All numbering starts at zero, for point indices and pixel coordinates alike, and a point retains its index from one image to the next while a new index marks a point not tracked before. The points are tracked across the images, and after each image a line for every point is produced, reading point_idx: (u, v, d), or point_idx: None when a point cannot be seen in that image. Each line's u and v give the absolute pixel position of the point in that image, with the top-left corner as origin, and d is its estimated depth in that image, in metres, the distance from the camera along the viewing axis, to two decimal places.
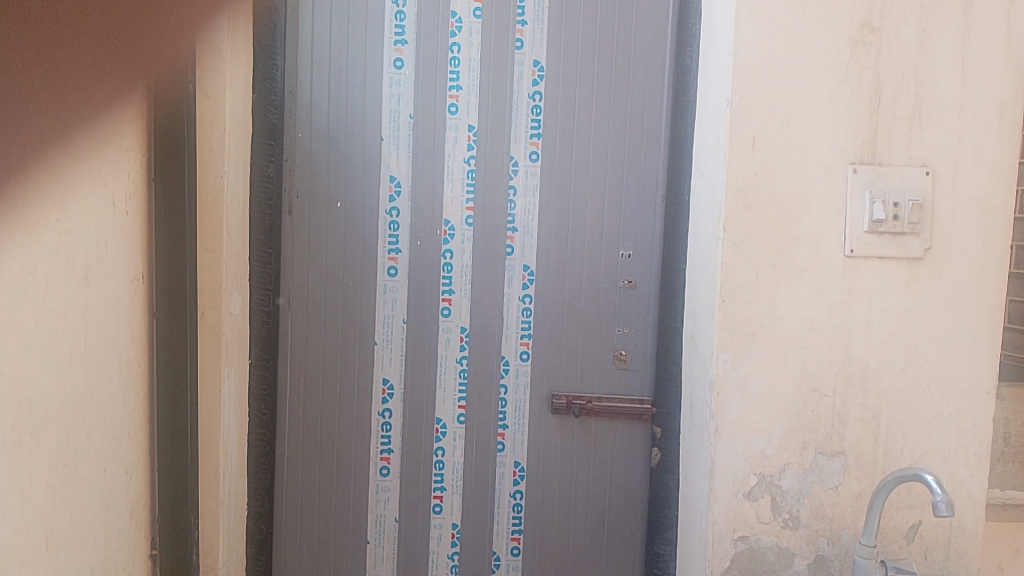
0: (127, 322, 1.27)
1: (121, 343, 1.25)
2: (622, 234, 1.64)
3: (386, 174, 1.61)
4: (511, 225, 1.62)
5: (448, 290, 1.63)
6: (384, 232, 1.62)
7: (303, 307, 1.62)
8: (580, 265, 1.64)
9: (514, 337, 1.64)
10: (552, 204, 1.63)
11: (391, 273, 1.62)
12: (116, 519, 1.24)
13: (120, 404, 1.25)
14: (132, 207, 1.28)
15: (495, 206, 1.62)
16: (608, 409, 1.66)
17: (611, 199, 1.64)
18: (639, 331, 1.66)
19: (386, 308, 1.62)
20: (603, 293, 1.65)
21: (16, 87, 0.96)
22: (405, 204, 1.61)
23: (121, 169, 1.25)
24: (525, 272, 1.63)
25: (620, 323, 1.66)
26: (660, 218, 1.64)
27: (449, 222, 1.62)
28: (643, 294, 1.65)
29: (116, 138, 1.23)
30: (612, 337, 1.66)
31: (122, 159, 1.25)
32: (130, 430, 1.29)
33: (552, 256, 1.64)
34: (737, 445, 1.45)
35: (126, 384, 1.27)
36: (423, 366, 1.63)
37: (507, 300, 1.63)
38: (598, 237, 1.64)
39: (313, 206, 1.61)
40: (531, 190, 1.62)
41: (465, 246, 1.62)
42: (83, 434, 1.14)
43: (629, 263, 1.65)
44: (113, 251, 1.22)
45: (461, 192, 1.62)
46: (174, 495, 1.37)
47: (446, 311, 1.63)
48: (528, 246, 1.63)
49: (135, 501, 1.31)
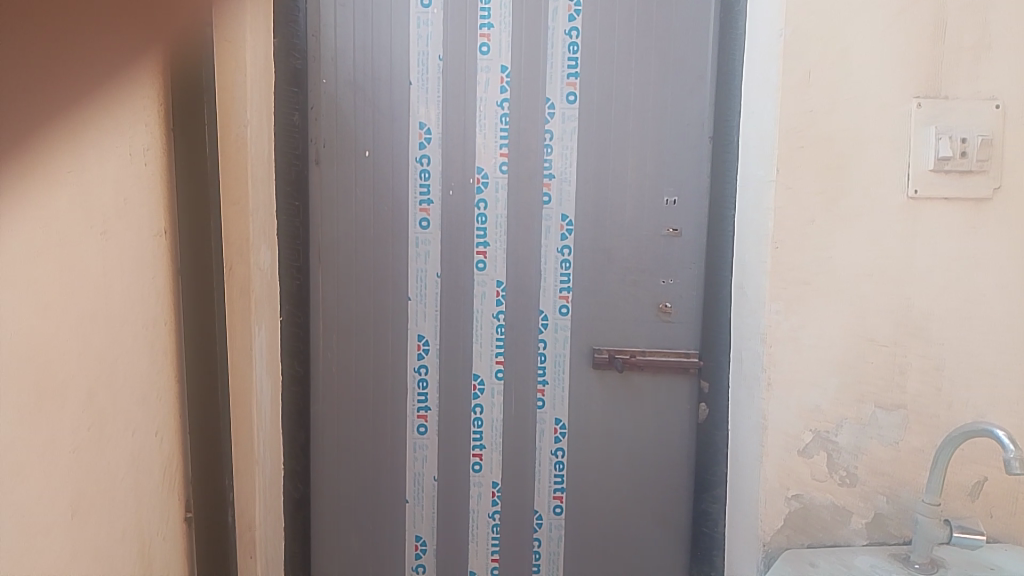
0: (153, 280, 1.22)
1: (144, 301, 1.20)
2: (665, 179, 1.55)
3: (415, 120, 1.53)
4: (547, 172, 1.55)
5: (483, 242, 1.56)
6: (415, 182, 1.55)
7: (333, 262, 1.57)
8: (620, 213, 1.56)
9: (552, 290, 1.57)
10: (590, 149, 1.54)
11: (423, 225, 1.56)
12: (147, 482, 1.21)
13: (147, 365, 1.21)
14: (152, 158, 1.22)
15: (530, 152, 1.54)
16: (652, 363, 1.59)
17: (653, 143, 1.55)
18: (683, 282, 1.58)
19: (419, 261, 1.56)
20: (646, 243, 1.57)
21: (24, 21, 0.90)
22: (436, 152, 1.54)
23: (139, 117, 1.18)
24: (563, 222, 1.56)
25: (663, 273, 1.58)
26: (706, 162, 1.55)
27: (482, 170, 1.54)
28: (688, 243, 1.57)
29: (137, 87, 1.17)
30: (655, 289, 1.58)
31: (143, 110, 1.19)
32: (160, 391, 1.24)
33: (592, 204, 1.56)
34: (789, 399, 1.38)
35: (152, 344, 1.22)
36: (459, 322, 1.58)
37: (544, 251, 1.56)
38: (640, 184, 1.56)
39: (341, 156, 1.55)
40: (568, 134, 1.54)
41: (499, 196, 1.55)
42: (109, 397, 1.10)
43: (673, 210, 1.56)
44: (135, 206, 1.17)
45: (494, 138, 1.54)
46: (207, 457, 1.32)
47: (481, 264, 1.56)
48: (566, 194, 1.55)
49: (167, 464, 1.27)
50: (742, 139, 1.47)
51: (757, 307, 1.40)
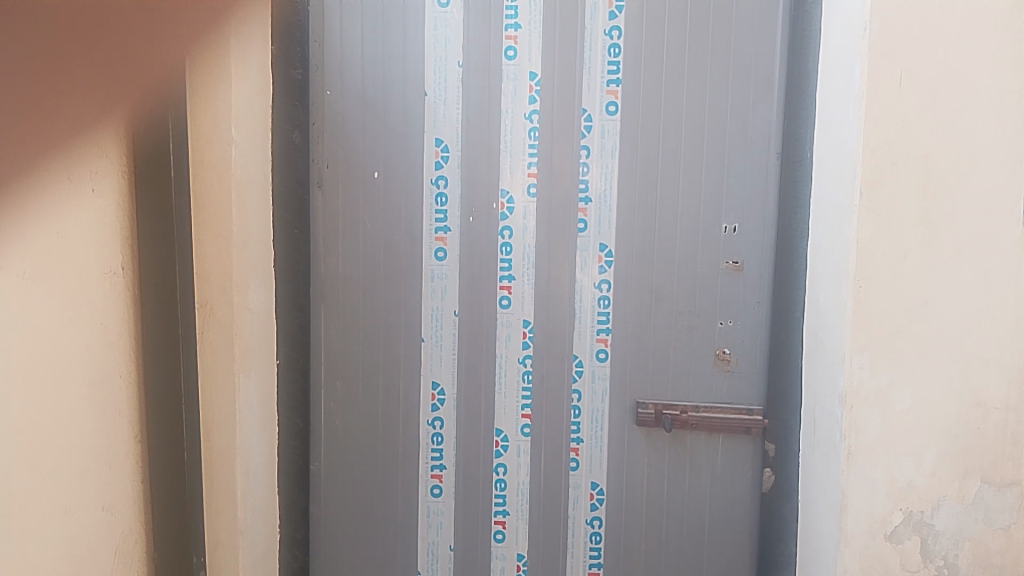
0: (111, 320, 1.01)
1: (90, 351, 0.97)
2: (724, 204, 1.32)
3: (431, 135, 1.33)
4: (583, 194, 1.32)
5: (508, 276, 1.34)
6: (430, 205, 1.34)
7: (337, 298, 1.37)
8: (670, 243, 1.33)
9: (588, 333, 1.35)
10: (634, 168, 1.32)
11: (438, 256, 1.35)
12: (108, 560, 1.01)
13: (96, 427, 0.98)
14: (102, 175, 0.98)
15: (563, 172, 1.32)
16: (707, 422, 1.35)
17: (710, 162, 1.31)
18: (746, 325, 1.34)
19: (433, 297, 1.36)
20: (701, 279, 1.33)
21: None
22: (454, 172, 1.33)
23: (81, 126, 0.94)
24: (602, 253, 1.34)
25: (721, 314, 1.34)
26: (773, 184, 1.31)
27: (507, 193, 1.33)
28: (751, 280, 1.33)
29: (83, 90, 0.95)
30: (711, 332, 1.34)
31: (96, 110, 0.97)
32: (117, 457, 1.02)
33: (636, 232, 1.33)
34: (877, 475, 1.11)
35: (104, 402, 0.99)
36: (480, 368, 1.36)
37: (579, 287, 1.34)
38: (694, 209, 1.32)
39: (346, 177, 1.35)
40: (608, 151, 1.32)
41: (527, 222, 1.33)
42: (50, 463, 0.90)
43: (733, 239, 1.32)
44: (85, 230, 0.95)
45: (521, 156, 1.32)
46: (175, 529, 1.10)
47: (506, 302, 1.35)
48: (606, 221, 1.33)
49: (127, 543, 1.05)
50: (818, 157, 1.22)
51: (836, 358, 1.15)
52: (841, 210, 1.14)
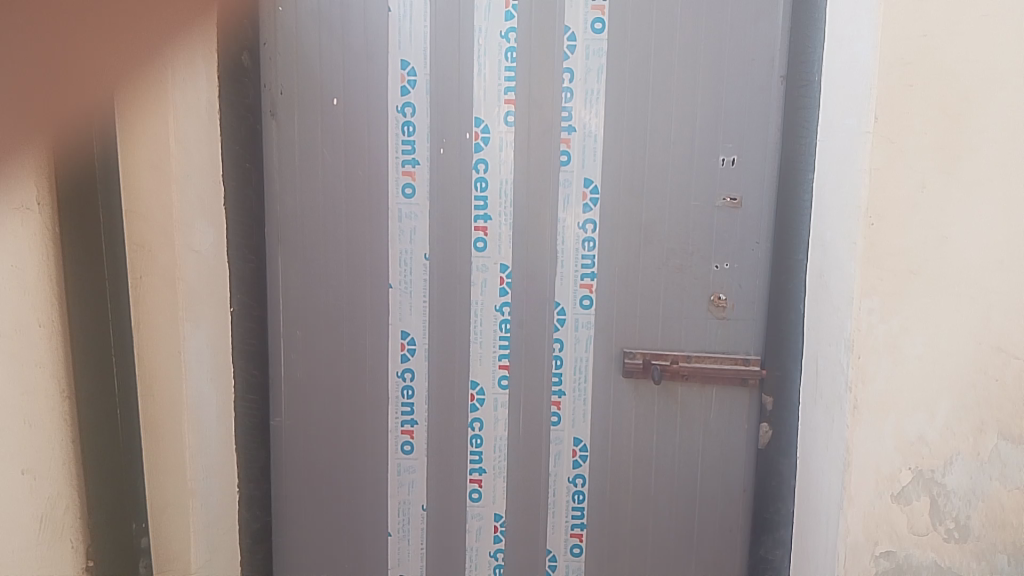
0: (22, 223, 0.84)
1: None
2: (721, 133, 1.19)
3: (395, 57, 1.19)
4: (566, 123, 1.19)
5: (483, 215, 1.22)
6: (395, 136, 1.21)
7: (295, 239, 1.25)
8: (661, 178, 1.21)
9: (571, 277, 1.23)
10: (622, 93, 1.19)
11: (406, 193, 1.23)
12: (55, 534, 0.91)
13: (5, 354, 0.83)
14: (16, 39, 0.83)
15: (543, 98, 1.19)
16: (699, 373, 1.24)
17: (707, 84, 1.18)
18: (742, 267, 1.22)
19: (401, 238, 1.24)
20: (694, 217, 1.22)
21: None
22: (421, 99, 1.20)
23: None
24: (587, 188, 1.21)
25: (715, 255, 1.22)
26: (776, 109, 1.18)
27: (481, 122, 1.20)
28: (749, 218, 1.21)
29: None
30: (704, 275, 1.23)
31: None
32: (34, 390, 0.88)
33: (623, 166, 1.21)
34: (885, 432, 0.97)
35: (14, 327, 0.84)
36: (453, 316, 1.25)
37: (561, 227, 1.22)
38: (689, 140, 1.20)
39: (303, 105, 1.22)
40: (593, 75, 1.19)
41: (504, 155, 1.21)
42: None
43: (730, 173, 1.20)
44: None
45: (496, 80, 1.19)
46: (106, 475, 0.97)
47: (481, 243, 1.23)
48: (590, 153, 1.21)
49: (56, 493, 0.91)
50: (829, 76, 1.11)
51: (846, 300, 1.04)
52: (852, 135, 1.01)
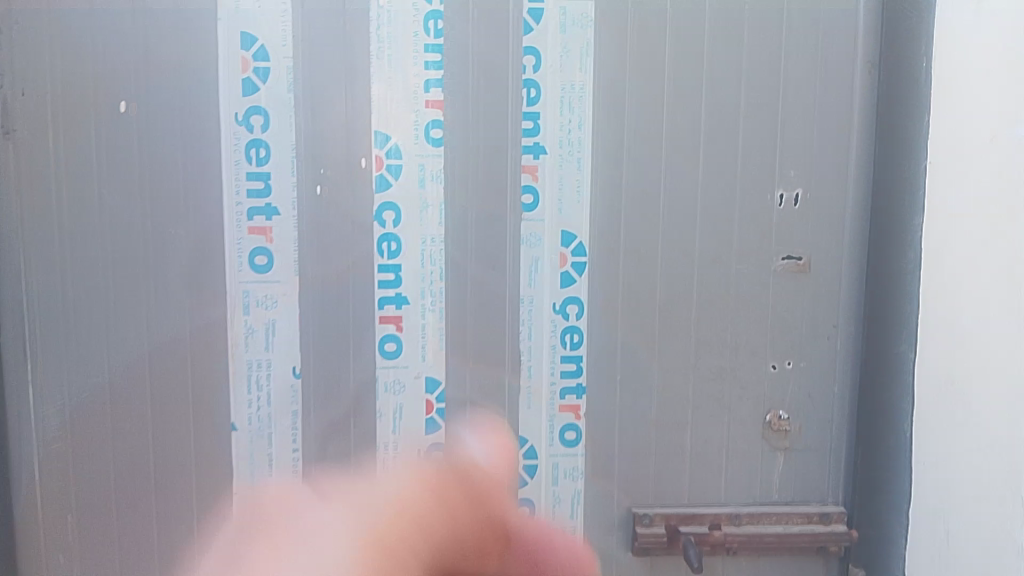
0: None
1: None
2: (779, 153, 0.73)
3: (234, 29, 0.69)
4: (532, 140, 0.72)
5: (396, 298, 0.72)
6: (235, 168, 0.70)
7: (48, 352, 0.70)
8: (685, 230, 0.74)
9: (544, 394, 0.74)
10: (619, 88, 0.72)
11: (258, 264, 0.71)
12: None
13: None
14: None
15: (490, 99, 0.70)
16: (758, 545, 0.76)
17: (754, 75, 0.72)
18: (813, 368, 0.76)
19: (249, 343, 0.71)
20: (735, 291, 0.75)
21: None
22: (280, 102, 0.70)
23: None
24: (568, 249, 0.73)
25: (769, 350, 0.76)
26: (859, 114, 0.73)
27: (385, 141, 0.71)
28: (822, 290, 0.75)
29: None
30: (752, 382, 0.76)
31: None
32: None
33: (625, 211, 0.73)
34: None
35: None
36: (346, 475, 0.72)
37: (527, 313, 0.74)
38: (729, 165, 0.73)
39: (61, 114, 0.69)
40: (572, 59, 0.71)
41: (426, 195, 0.71)
42: None
43: (790, 218, 0.74)
44: None
45: (409, 68, 0.70)
46: None
47: (392, 345, 0.72)
48: (571, 190, 0.73)
49: None
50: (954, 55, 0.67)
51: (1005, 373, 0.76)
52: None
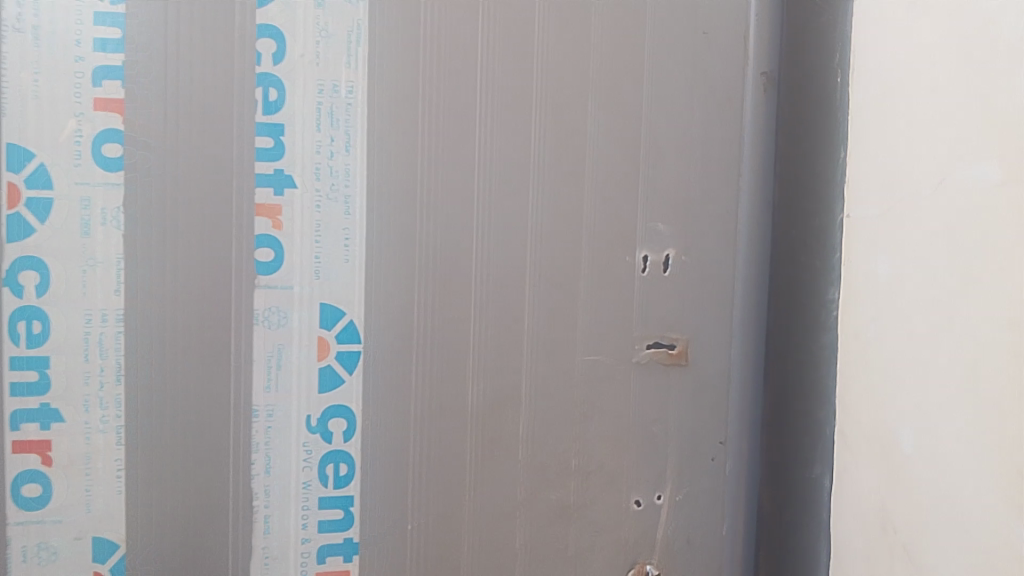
0: None
1: None
2: (642, 197, 0.49)
3: None
4: (273, 169, 0.46)
5: (41, 414, 0.45)
6: None
7: None
8: (503, 308, 0.48)
9: (290, 558, 0.48)
10: (404, 92, 0.46)
11: None
12: None
13: None
14: None
15: (203, 102, 0.44)
16: None
17: (602, 79, 0.48)
18: (697, 506, 0.51)
19: None
20: (582, 394, 0.49)
21: None
22: None
23: None
24: (329, 336, 0.47)
25: (632, 480, 0.50)
26: (755, 147, 0.50)
27: (26, 161, 0.43)
28: (708, 392, 0.50)
29: None
30: (606, 528, 0.50)
31: None
32: None
33: (412, 278, 0.48)
34: None
35: None
36: None
37: (265, 435, 0.47)
38: (572, 210, 0.49)
39: None
40: (336, 47, 0.46)
41: (91, 250, 0.44)
42: None
43: (661, 289, 0.50)
44: None
45: (69, 48, 0.43)
46: None
47: (35, 488, 0.46)
48: (335, 246, 0.47)
49: None
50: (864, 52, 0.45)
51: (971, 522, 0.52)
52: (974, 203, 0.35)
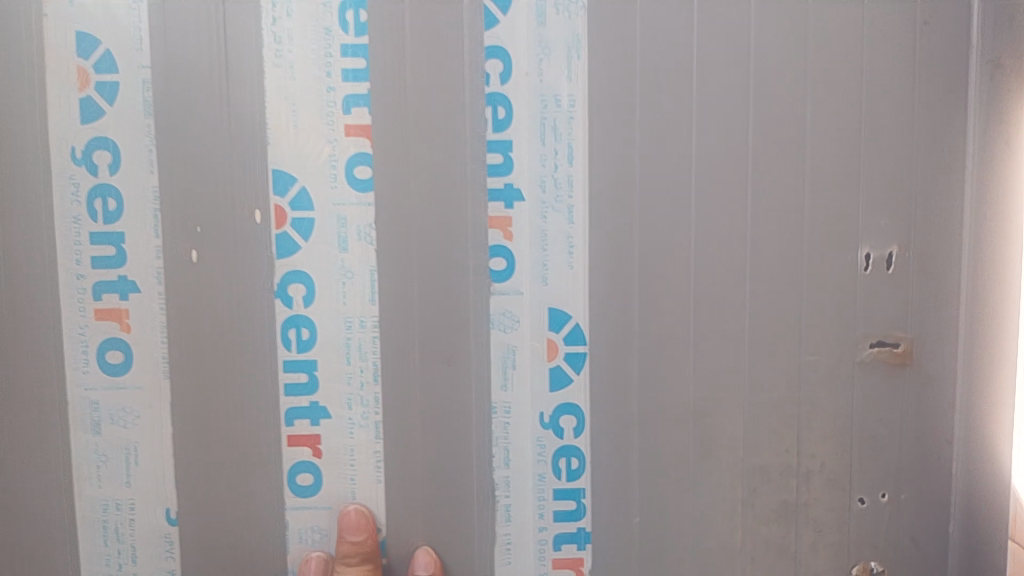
0: None
1: None
2: (857, 195, 0.49)
3: (67, 29, 0.47)
4: (502, 181, 0.49)
5: (311, 411, 0.50)
6: (74, 227, 0.48)
7: None
8: (720, 308, 0.49)
9: (528, 542, 0.52)
10: (620, 103, 0.48)
11: (109, 368, 0.49)
12: None
13: None
14: None
15: (433, 124, 0.48)
16: None
17: (816, 79, 0.48)
18: (920, 499, 0.51)
19: (104, 476, 0.50)
20: (803, 393, 0.50)
21: None
22: (136, 133, 0.47)
23: None
24: (559, 335, 0.51)
25: (857, 480, 0.50)
26: (980, 137, 0.49)
27: (289, 184, 0.48)
28: (931, 387, 0.50)
29: None
30: (832, 522, 0.51)
31: None
32: None
33: (630, 278, 0.49)
34: None
35: None
36: None
37: (501, 430, 0.51)
38: (790, 212, 0.49)
39: None
40: (556, 64, 0.49)
41: (348, 262, 0.49)
42: None
43: (882, 288, 0.49)
44: None
45: (322, 80, 0.48)
46: None
47: (305, 477, 0.51)
48: (560, 250, 0.50)
49: None
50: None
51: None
52: None
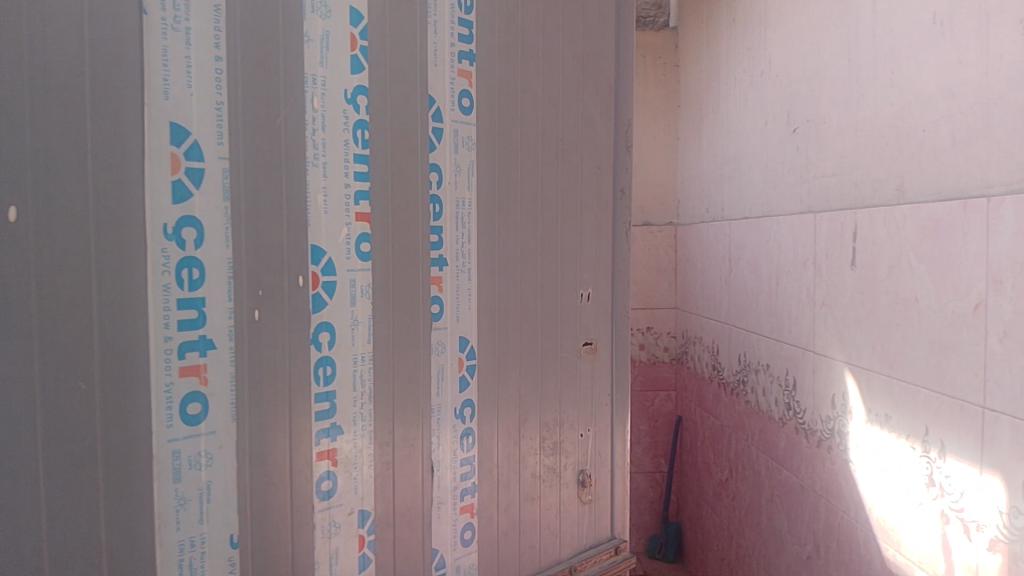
0: None
1: None
2: (578, 263, 0.94)
3: (164, 121, 0.55)
4: (436, 253, 0.75)
5: (330, 430, 0.67)
6: (163, 294, 0.55)
7: None
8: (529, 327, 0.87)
9: (449, 499, 0.78)
10: (490, 209, 0.81)
11: (188, 417, 0.57)
12: None
13: None
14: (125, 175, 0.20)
15: (402, 215, 0.71)
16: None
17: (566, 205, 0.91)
18: (600, 431, 0.98)
19: (181, 518, 0.57)
20: (557, 369, 0.92)
21: None
22: (215, 218, 0.58)
23: None
24: (461, 351, 0.79)
25: (573, 417, 0.94)
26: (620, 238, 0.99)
27: (321, 256, 0.65)
28: (602, 367, 0.97)
29: None
30: (573, 453, 0.94)
31: None
32: None
33: (494, 312, 0.82)
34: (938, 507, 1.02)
35: None
36: None
37: (436, 420, 0.76)
38: (554, 270, 0.91)
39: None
40: (462, 178, 0.78)
41: (356, 314, 0.68)
42: None
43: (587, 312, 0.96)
44: None
45: (343, 180, 0.66)
46: None
47: (327, 484, 0.67)
48: (462, 297, 0.79)
49: None
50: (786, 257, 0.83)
51: (920, 456, 1.03)
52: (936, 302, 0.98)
